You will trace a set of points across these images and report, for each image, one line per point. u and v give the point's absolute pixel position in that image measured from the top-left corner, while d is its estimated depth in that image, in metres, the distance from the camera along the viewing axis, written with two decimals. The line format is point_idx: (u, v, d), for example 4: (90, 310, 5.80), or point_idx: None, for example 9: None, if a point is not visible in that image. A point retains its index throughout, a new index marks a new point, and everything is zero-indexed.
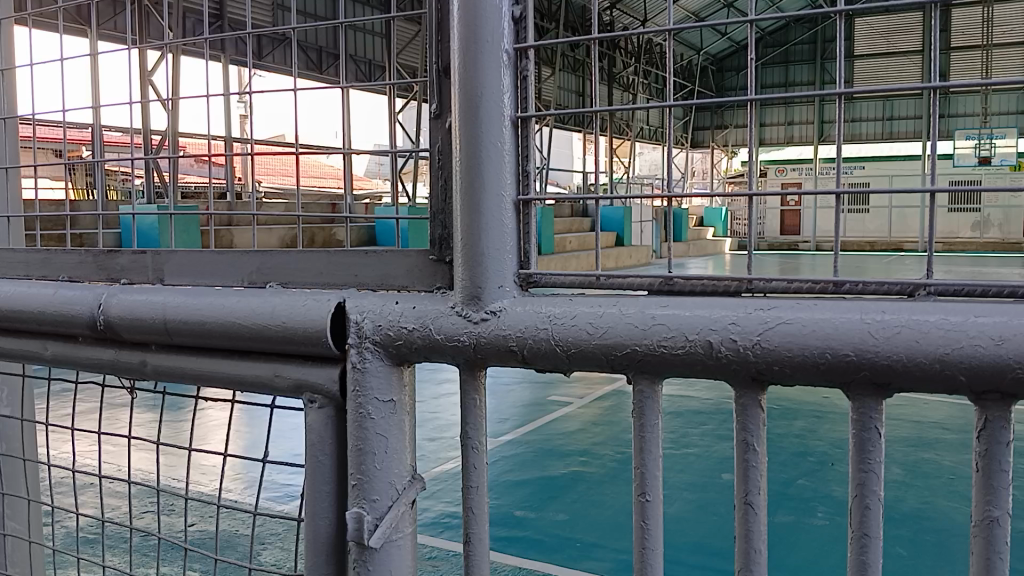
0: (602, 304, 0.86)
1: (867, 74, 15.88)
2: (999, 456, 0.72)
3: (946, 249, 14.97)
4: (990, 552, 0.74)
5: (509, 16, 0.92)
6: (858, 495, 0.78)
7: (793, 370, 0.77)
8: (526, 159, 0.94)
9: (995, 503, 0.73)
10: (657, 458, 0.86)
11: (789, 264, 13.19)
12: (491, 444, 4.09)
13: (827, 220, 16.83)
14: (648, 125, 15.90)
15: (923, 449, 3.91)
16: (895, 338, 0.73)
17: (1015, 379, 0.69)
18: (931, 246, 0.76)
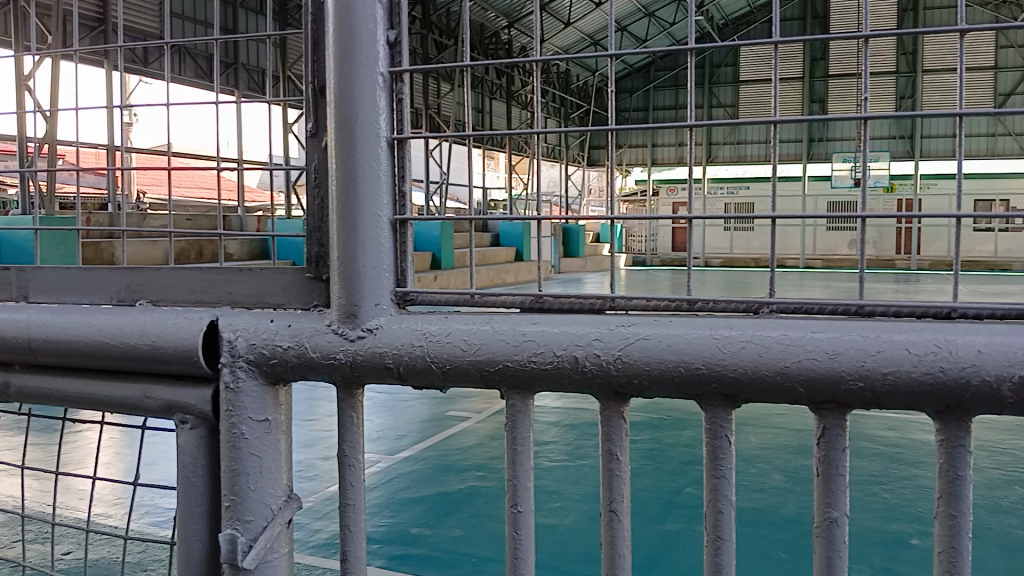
0: (478, 320, 0.90)
1: (751, 100, 16.72)
2: (835, 460, 0.82)
3: (823, 266, 15.92)
4: (830, 551, 0.83)
5: (385, 41, 0.94)
6: (710, 500, 0.87)
7: (651, 383, 0.84)
8: (401, 176, 0.95)
9: (834, 506, 0.83)
10: (528, 471, 0.91)
11: (680, 280, 13.72)
12: (387, 462, 4.05)
13: (716, 237, 17.62)
14: (546, 144, 16.22)
15: (803, 456, 4.12)
16: (740, 351, 0.82)
17: (847, 390, 0.80)
18: (772, 268, 0.86)
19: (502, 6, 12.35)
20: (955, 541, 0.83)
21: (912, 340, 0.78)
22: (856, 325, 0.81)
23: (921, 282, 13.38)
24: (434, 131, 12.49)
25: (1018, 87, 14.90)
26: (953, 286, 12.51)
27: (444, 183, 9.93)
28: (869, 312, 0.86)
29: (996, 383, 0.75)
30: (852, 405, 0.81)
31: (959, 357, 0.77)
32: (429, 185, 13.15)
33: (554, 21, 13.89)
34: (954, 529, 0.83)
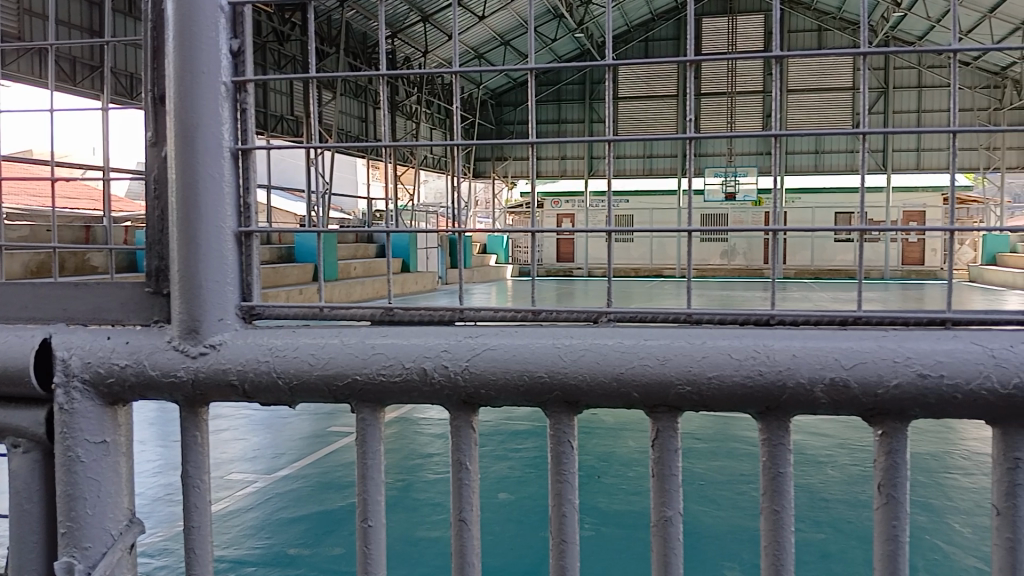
0: (323, 334, 1.23)
1: (631, 115, 17.12)
2: (669, 459, 1.14)
3: (699, 275, 16.55)
4: (668, 545, 1.14)
5: (229, 51, 1.31)
6: (557, 503, 1.16)
7: (497, 392, 1.15)
8: (244, 194, 1.33)
9: (669, 505, 1.14)
10: (378, 484, 1.24)
11: (566, 291, 13.89)
12: (265, 482, 3.82)
13: (599, 248, 17.99)
14: (432, 155, 16.08)
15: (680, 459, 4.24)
16: (580, 359, 1.12)
17: (677, 394, 1.10)
18: (606, 288, 1.19)
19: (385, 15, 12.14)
20: (779, 534, 1.11)
21: (735, 347, 1.09)
22: (689, 337, 1.12)
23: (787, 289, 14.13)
24: (315, 140, 12.12)
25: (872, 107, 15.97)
26: (815, 294, 13.25)
27: (327, 191, 9.66)
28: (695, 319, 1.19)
29: (809, 385, 1.06)
30: (683, 407, 1.12)
31: (778, 362, 1.07)
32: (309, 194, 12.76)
33: (437, 32, 13.78)
34: (778, 524, 1.11)
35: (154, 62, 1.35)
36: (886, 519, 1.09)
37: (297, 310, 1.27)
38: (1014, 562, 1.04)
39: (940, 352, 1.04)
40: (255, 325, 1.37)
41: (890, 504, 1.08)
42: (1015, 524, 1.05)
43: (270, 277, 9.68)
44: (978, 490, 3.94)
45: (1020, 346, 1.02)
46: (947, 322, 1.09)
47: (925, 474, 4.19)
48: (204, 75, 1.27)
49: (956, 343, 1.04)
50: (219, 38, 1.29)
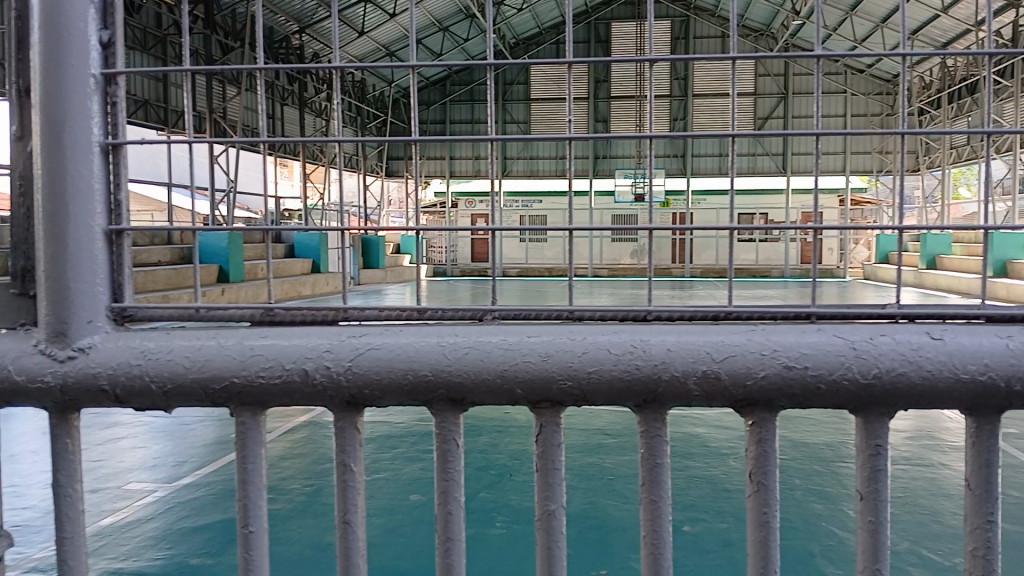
0: (205, 338, 1.21)
1: (544, 117, 17.27)
2: (552, 455, 1.17)
3: (610, 274, 16.84)
4: (551, 539, 1.16)
5: (99, 41, 1.25)
6: (443, 501, 1.18)
7: (382, 392, 1.16)
8: (115, 191, 1.28)
9: (552, 499, 1.17)
10: (259, 490, 1.23)
11: (480, 291, 13.89)
12: (165, 490, 3.66)
13: (513, 248, 18.08)
14: (343, 154, 15.82)
15: (590, 454, 4.29)
16: (464, 356, 1.14)
17: (559, 388, 1.12)
18: (490, 288, 1.22)
19: (293, 10, 11.83)
20: (657, 527, 1.14)
21: (613, 343, 1.12)
22: (570, 333, 1.14)
23: (695, 288, 14.46)
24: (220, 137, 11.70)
25: (773, 112, 16.55)
26: (723, 292, 13.59)
27: (232, 189, 9.36)
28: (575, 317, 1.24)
29: (682, 378, 1.10)
30: (565, 402, 1.14)
31: (653, 356, 1.11)
32: (214, 193, 12.33)
33: (346, 29, 13.51)
34: (656, 514, 1.15)
35: (18, 53, 1.26)
36: (759, 506, 1.12)
37: (173, 312, 1.24)
38: (876, 546, 1.09)
39: (805, 344, 1.08)
40: (128, 326, 1.32)
41: (761, 491, 1.12)
42: (878, 508, 1.09)
43: (174, 279, 9.30)
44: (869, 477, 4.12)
45: (879, 338, 1.08)
46: (813, 315, 1.15)
47: (820, 463, 4.36)
48: (73, 67, 1.21)
49: (820, 336, 1.09)
50: (88, 28, 1.23)
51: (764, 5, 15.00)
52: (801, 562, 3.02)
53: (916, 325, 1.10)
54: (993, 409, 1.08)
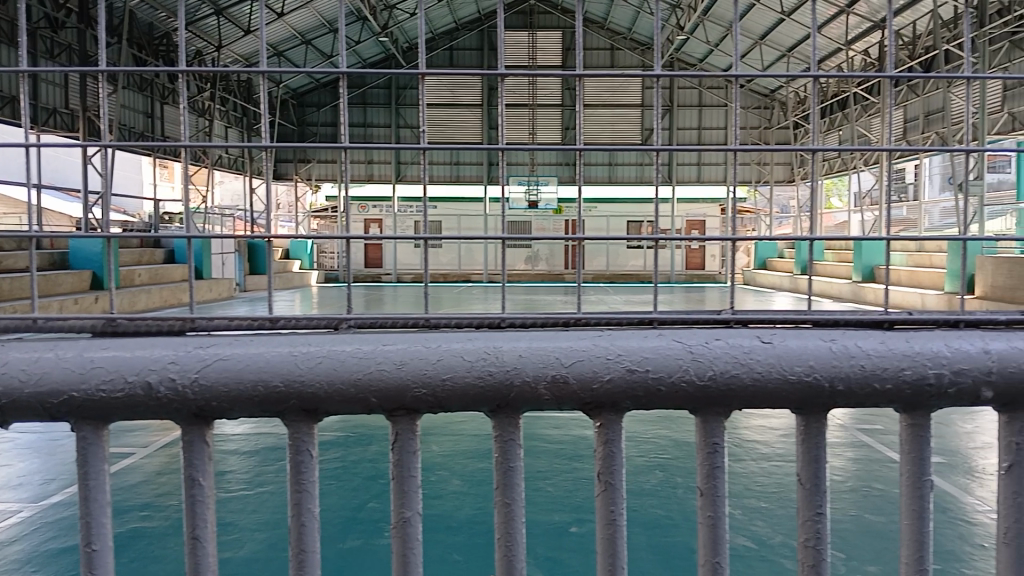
0: (40, 348, 1.15)
1: (437, 123, 17.25)
2: (408, 463, 1.16)
3: (505, 280, 17.01)
4: (407, 547, 1.15)
5: None
6: (295, 513, 1.16)
7: (229, 403, 1.13)
8: None
9: (407, 506, 1.16)
10: (102, 507, 1.18)
11: (373, 297, 13.73)
12: (32, 510, 3.44)
13: (406, 253, 17.95)
14: (228, 156, 15.30)
15: (480, 459, 4.31)
16: (316, 367, 1.12)
17: (413, 396, 1.12)
18: (343, 300, 1.22)
19: (174, 6, 11.36)
20: (510, 527, 1.16)
21: (465, 350, 1.13)
22: (423, 341, 1.15)
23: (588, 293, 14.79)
24: (95, 138, 11.08)
25: (659, 123, 17.16)
26: (613, 297, 13.96)
27: (106, 191, 8.87)
28: (432, 325, 1.27)
29: (533, 382, 1.12)
30: (420, 409, 1.14)
31: (505, 362, 1.12)
32: (88, 195, 11.67)
33: (232, 27, 13.10)
34: (508, 516, 1.17)
35: None
36: (606, 504, 1.16)
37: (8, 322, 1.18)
38: (716, 540, 1.15)
39: (646, 350, 1.14)
40: None
41: (608, 490, 1.16)
42: (715, 503, 1.16)
43: (43, 287, 8.75)
44: (747, 473, 4.31)
45: (713, 343, 1.15)
46: (655, 320, 1.21)
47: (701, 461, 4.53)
48: None
49: (661, 341, 1.16)
50: None
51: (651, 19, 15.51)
52: (682, 558, 3.13)
53: (748, 329, 1.18)
54: (820, 407, 1.15)
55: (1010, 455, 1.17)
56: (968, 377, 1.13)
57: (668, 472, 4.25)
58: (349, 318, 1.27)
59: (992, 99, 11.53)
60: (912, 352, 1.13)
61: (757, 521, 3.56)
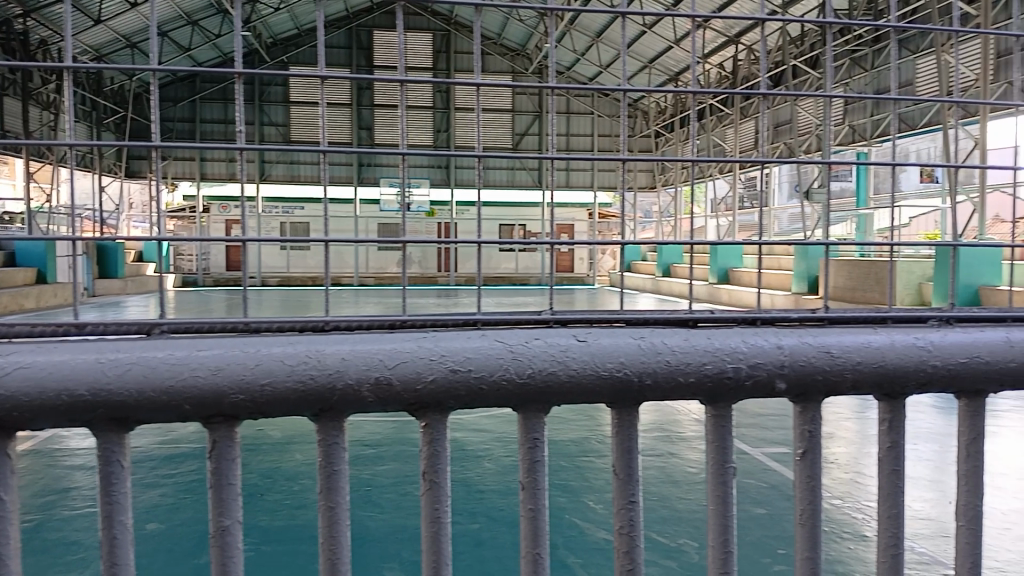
0: None
1: (304, 121, 16.84)
2: (227, 471, 1.14)
3: (375, 283, 16.86)
4: (226, 554, 1.14)
5: None
6: (106, 525, 1.12)
7: (33, 414, 1.07)
8: None
9: (226, 515, 1.14)
10: None
11: (236, 301, 13.24)
12: None
13: (271, 256, 17.46)
14: (76, 152, 14.34)
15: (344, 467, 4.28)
16: (125, 374, 1.08)
17: (230, 402, 1.10)
18: (158, 304, 1.19)
19: None
20: (334, 530, 1.16)
21: (287, 354, 1.12)
22: (241, 344, 1.12)
23: (459, 296, 14.89)
24: None
25: (529, 128, 17.51)
26: (484, 301, 14.11)
27: None
28: (254, 328, 1.24)
29: (355, 385, 1.12)
30: (239, 415, 1.12)
31: (328, 366, 1.12)
32: None
33: (82, 16, 12.28)
34: (332, 519, 1.17)
35: None
36: (430, 502, 1.18)
37: None
38: (534, 534, 1.20)
39: (468, 349, 1.16)
40: None
41: (433, 489, 1.18)
42: (535, 496, 1.20)
43: None
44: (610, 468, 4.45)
45: (532, 342, 1.19)
46: (478, 322, 1.24)
47: (567, 458, 4.64)
48: None
49: (483, 341, 1.18)
50: None
51: (520, 25, 15.77)
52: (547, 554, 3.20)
53: (565, 330, 1.23)
54: (632, 400, 1.22)
55: (804, 440, 1.28)
56: (763, 370, 1.22)
57: None
58: (167, 322, 1.23)
59: (833, 113, 12.49)
60: (712, 348, 1.22)
61: None
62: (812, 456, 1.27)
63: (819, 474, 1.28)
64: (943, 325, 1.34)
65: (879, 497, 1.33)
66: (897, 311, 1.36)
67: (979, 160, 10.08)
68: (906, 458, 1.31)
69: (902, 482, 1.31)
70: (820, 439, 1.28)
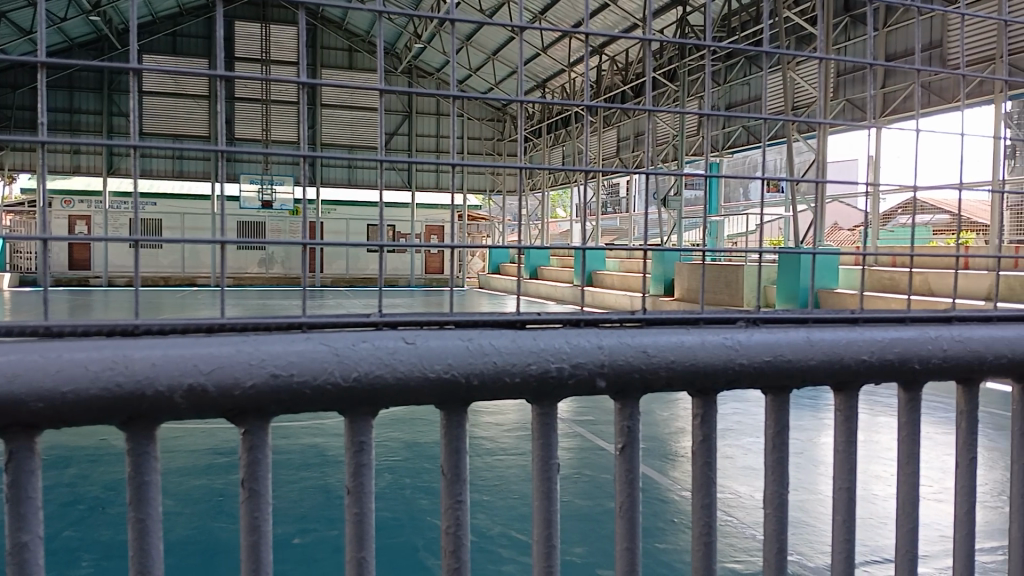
0: None
1: (158, 113, 16.04)
2: (26, 482, 1.08)
3: (235, 284, 16.40)
4: (25, 568, 1.08)
5: None
6: None
7: None
8: None
9: (25, 529, 1.08)
10: None
11: (81, 303, 12.47)
12: None
13: (121, 254, 16.60)
14: None
15: (196, 477, 4.12)
16: None
17: (28, 410, 1.04)
18: None
19: None
20: (145, 539, 1.13)
21: (93, 359, 1.06)
22: (40, 349, 1.05)
23: (325, 297, 14.72)
24: None
25: (397, 128, 17.51)
26: (350, 302, 13.98)
27: None
28: (57, 332, 1.16)
29: (167, 392, 1.08)
30: (41, 425, 1.07)
31: (136, 372, 1.07)
32: None
33: None
34: (142, 528, 1.13)
35: None
36: (250, 509, 1.17)
37: None
38: (359, 536, 1.20)
39: (291, 353, 1.14)
40: None
41: (252, 495, 1.17)
42: (361, 500, 1.20)
43: None
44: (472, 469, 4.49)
45: (358, 344, 1.18)
46: (301, 325, 1.21)
47: (429, 460, 4.64)
48: None
49: (307, 343, 1.16)
50: None
51: (390, 25, 15.71)
52: (405, 557, 3.20)
53: (393, 331, 1.22)
54: (459, 401, 1.24)
55: (624, 435, 1.34)
56: (585, 370, 1.28)
57: (395, 474, 4.30)
58: None
59: (688, 125, 13.20)
60: (537, 348, 1.26)
61: (479, 514, 3.71)
62: (629, 450, 1.34)
63: (636, 469, 1.35)
64: (751, 325, 1.43)
65: (693, 487, 1.41)
66: (711, 311, 1.45)
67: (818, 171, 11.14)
68: (717, 451, 1.39)
69: (713, 473, 1.40)
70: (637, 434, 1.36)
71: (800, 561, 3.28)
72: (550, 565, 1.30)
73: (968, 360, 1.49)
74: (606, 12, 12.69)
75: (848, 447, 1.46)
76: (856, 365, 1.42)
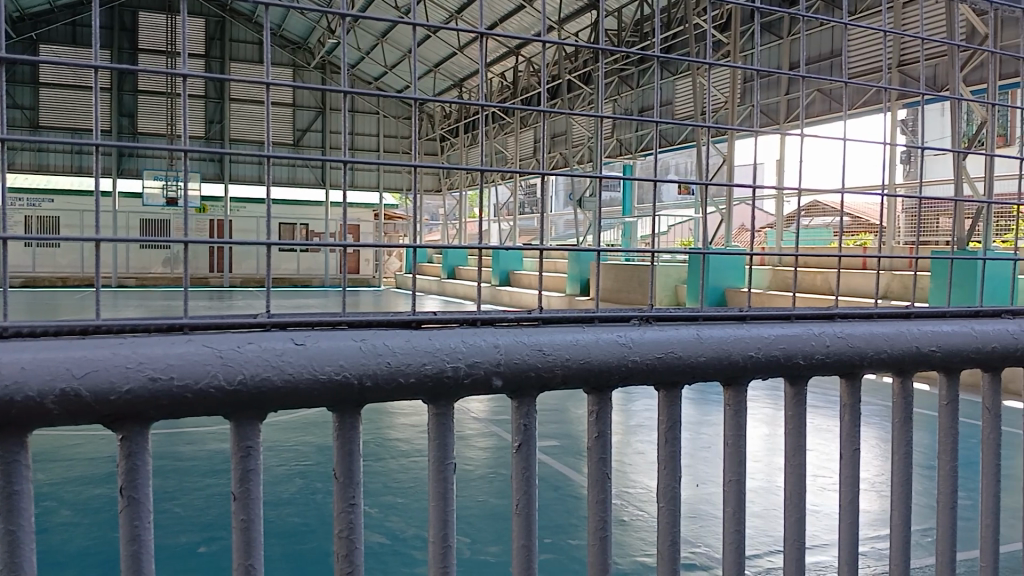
0: None
1: (55, 104, 15.30)
2: None
3: (138, 284, 15.82)
4: None
5: None
6: None
7: None
8: None
9: None
10: None
11: None
12: None
13: (14, 253, 15.78)
14: None
15: (96, 486, 3.94)
16: None
17: None
18: None
19: None
20: (16, 553, 1.08)
21: None
22: None
23: (235, 299, 14.35)
24: None
25: (310, 125, 17.21)
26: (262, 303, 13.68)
27: None
28: None
29: (38, 398, 1.03)
30: None
31: (3, 377, 1.02)
32: None
33: None
34: (13, 541, 1.08)
35: None
36: (130, 518, 1.13)
37: None
38: (246, 543, 1.17)
39: (172, 355, 1.10)
40: None
41: (132, 504, 1.12)
42: (249, 506, 1.17)
43: None
44: (386, 471, 4.43)
45: (245, 346, 1.14)
46: (184, 326, 1.17)
47: None
48: None
49: (190, 345, 1.12)
50: None
51: (303, 19, 15.41)
52: (316, 562, 3.13)
53: (281, 332, 1.19)
54: (351, 402, 1.22)
55: (519, 433, 1.35)
56: (480, 369, 1.28)
57: (307, 479, 4.22)
58: None
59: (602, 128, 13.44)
60: (431, 348, 1.25)
61: (392, 517, 3.68)
62: (525, 448, 1.35)
63: (531, 467, 1.36)
64: (644, 323, 1.46)
65: (588, 484, 1.43)
66: (605, 310, 1.47)
67: (726, 173, 11.49)
68: (612, 447, 1.42)
69: (608, 469, 1.42)
70: (532, 432, 1.36)
71: (708, 553, 3.36)
72: (444, 566, 1.30)
73: (850, 355, 1.56)
74: (523, 14, 12.78)
75: (736, 441, 1.51)
76: (744, 360, 1.47)
